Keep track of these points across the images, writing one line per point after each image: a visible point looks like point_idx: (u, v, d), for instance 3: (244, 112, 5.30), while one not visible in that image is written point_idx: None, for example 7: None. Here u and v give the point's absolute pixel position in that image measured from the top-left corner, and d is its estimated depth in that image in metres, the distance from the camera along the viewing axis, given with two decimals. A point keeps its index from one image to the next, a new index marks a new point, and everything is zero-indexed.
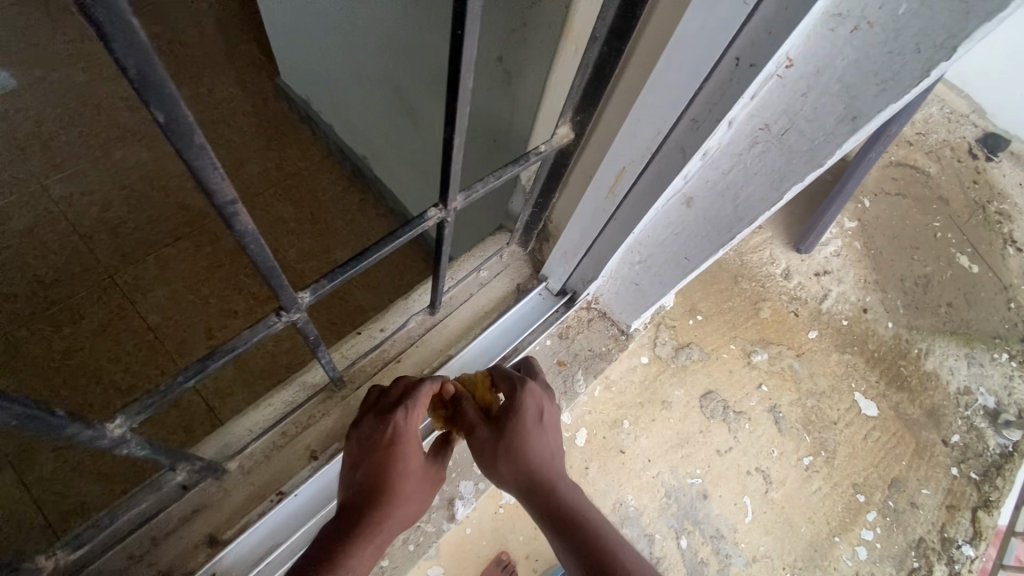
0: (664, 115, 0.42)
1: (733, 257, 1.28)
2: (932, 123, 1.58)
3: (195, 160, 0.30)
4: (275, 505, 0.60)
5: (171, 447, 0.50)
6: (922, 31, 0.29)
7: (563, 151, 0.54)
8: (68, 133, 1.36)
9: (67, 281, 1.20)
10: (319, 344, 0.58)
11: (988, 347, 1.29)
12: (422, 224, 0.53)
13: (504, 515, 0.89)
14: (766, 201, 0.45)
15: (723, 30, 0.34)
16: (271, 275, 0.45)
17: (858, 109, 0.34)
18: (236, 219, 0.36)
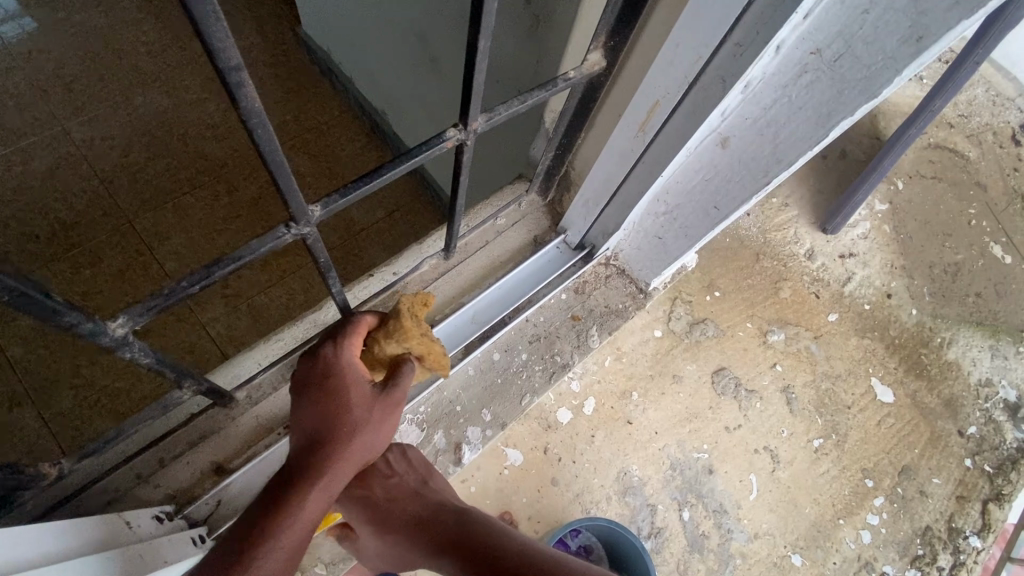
0: (707, 35, 0.39)
1: (756, 234, 1.24)
2: (976, 105, 1.50)
3: (196, 4, 0.28)
4: (281, 437, 0.61)
5: (178, 362, 0.49)
6: None
7: (593, 83, 0.51)
8: (89, 76, 1.36)
9: (88, 224, 1.21)
10: (329, 270, 0.57)
11: (1015, 340, 1.25)
12: (440, 145, 0.51)
13: (508, 477, 0.93)
14: (808, 141, 0.42)
15: None
16: (279, 175, 0.43)
17: (925, 27, 0.31)
18: (240, 91, 0.34)
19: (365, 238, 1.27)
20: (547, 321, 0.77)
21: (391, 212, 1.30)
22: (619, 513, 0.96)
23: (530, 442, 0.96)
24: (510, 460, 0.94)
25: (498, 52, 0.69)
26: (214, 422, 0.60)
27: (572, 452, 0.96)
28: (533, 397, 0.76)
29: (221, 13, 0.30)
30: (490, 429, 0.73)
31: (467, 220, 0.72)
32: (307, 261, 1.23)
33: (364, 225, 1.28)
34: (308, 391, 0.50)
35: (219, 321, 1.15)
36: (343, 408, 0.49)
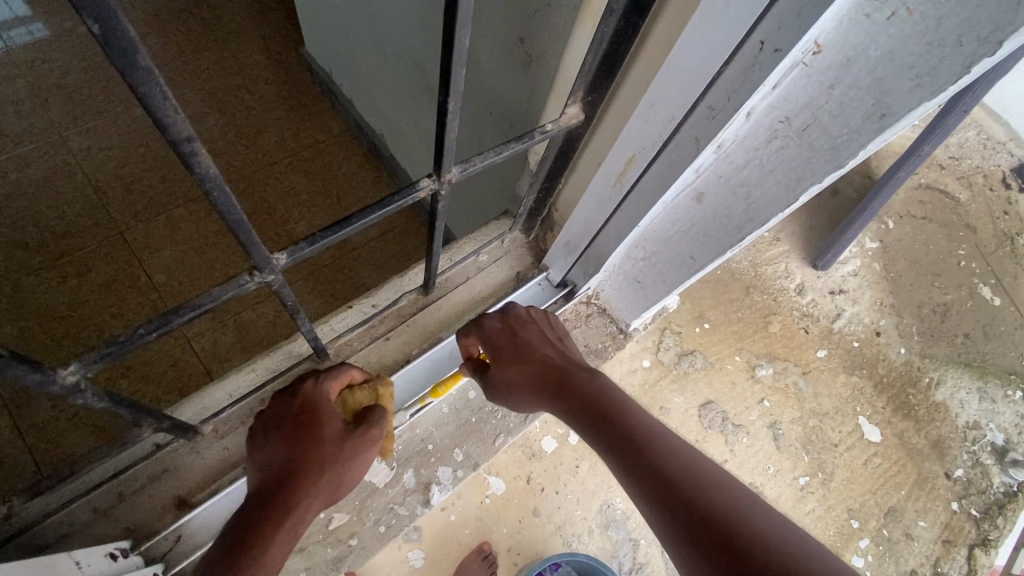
0: (679, 99, 0.40)
1: (747, 267, 1.24)
2: (967, 148, 1.52)
3: (143, 87, 0.28)
4: (247, 472, 0.60)
5: (136, 403, 0.48)
6: (965, 22, 0.27)
7: (572, 134, 0.52)
8: (91, 87, 1.37)
9: (78, 234, 1.20)
10: (299, 311, 0.56)
11: (1003, 383, 1.25)
12: (413, 194, 0.52)
13: (490, 506, 0.89)
14: (781, 201, 0.43)
15: (750, 9, 0.32)
16: (239, 228, 0.43)
17: (887, 106, 0.32)
18: (194, 161, 0.34)
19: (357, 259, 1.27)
20: None
21: (383, 232, 1.30)
22: (600, 548, 0.91)
23: (512, 470, 0.91)
24: (491, 488, 0.89)
25: (495, 87, 0.70)
26: (178, 455, 0.59)
27: (556, 482, 0.91)
28: (508, 437, 0.82)
29: (171, 94, 0.30)
30: (462, 468, 0.79)
31: (448, 254, 0.73)
32: (298, 278, 1.22)
33: (356, 245, 1.28)
34: (281, 426, 0.52)
35: (204, 337, 1.14)
36: (315, 444, 0.51)
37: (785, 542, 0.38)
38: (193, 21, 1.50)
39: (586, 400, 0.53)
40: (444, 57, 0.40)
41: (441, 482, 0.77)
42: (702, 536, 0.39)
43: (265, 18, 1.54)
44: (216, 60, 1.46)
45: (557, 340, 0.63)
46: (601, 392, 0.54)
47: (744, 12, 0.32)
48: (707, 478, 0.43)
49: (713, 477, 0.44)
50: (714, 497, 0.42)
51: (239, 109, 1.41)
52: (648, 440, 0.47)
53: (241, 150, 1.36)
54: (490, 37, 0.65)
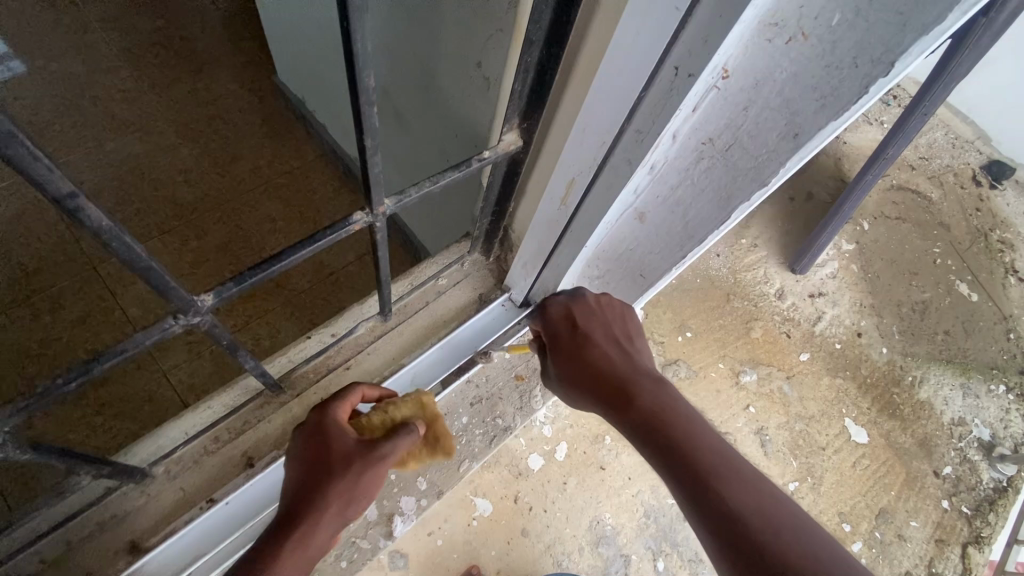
0: (607, 125, 0.40)
1: (726, 275, 1.25)
2: (936, 147, 1.55)
3: (8, 150, 0.28)
4: (203, 512, 0.60)
5: (68, 450, 0.47)
6: (859, 44, 0.28)
7: (514, 158, 0.53)
8: (63, 123, 1.36)
9: (51, 270, 1.19)
10: (239, 348, 0.56)
11: (985, 378, 1.26)
12: (347, 227, 0.53)
13: (477, 529, 0.86)
14: (714, 219, 0.44)
15: (661, 36, 0.33)
16: (148, 277, 0.42)
17: (800, 125, 0.33)
18: (81, 215, 0.34)
19: (337, 283, 1.27)
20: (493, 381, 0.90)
21: (361, 256, 1.30)
22: (591, 566, 0.89)
23: (499, 491, 0.89)
24: (478, 510, 0.87)
25: (458, 108, 0.70)
26: (127, 499, 0.58)
27: (543, 501, 0.90)
28: (473, 461, 0.85)
29: (41, 153, 0.30)
30: (425, 497, 0.83)
31: (408, 279, 0.73)
32: (276, 305, 1.21)
33: (334, 269, 1.28)
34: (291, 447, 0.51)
35: (181, 368, 1.13)
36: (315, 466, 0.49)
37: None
38: (165, 54, 1.50)
39: (654, 411, 0.49)
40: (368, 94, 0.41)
41: (403, 513, 0.80)
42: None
43: (238, 48, 1.55)
44: (190, 90, 1.47)
45: (622, 332, 0.58)
46: (670, 405, 0.49)
47: (656, 39, 0.33)
48: (787, 518, 0.41)
49: (791, 515, 0.41)
50: (796, 547, 0.39)
51: (214, 137, 1.41)
52: (723, 473, 0.43)
53: (216, 179, 1.36)
54: (450, 63, 0.67)
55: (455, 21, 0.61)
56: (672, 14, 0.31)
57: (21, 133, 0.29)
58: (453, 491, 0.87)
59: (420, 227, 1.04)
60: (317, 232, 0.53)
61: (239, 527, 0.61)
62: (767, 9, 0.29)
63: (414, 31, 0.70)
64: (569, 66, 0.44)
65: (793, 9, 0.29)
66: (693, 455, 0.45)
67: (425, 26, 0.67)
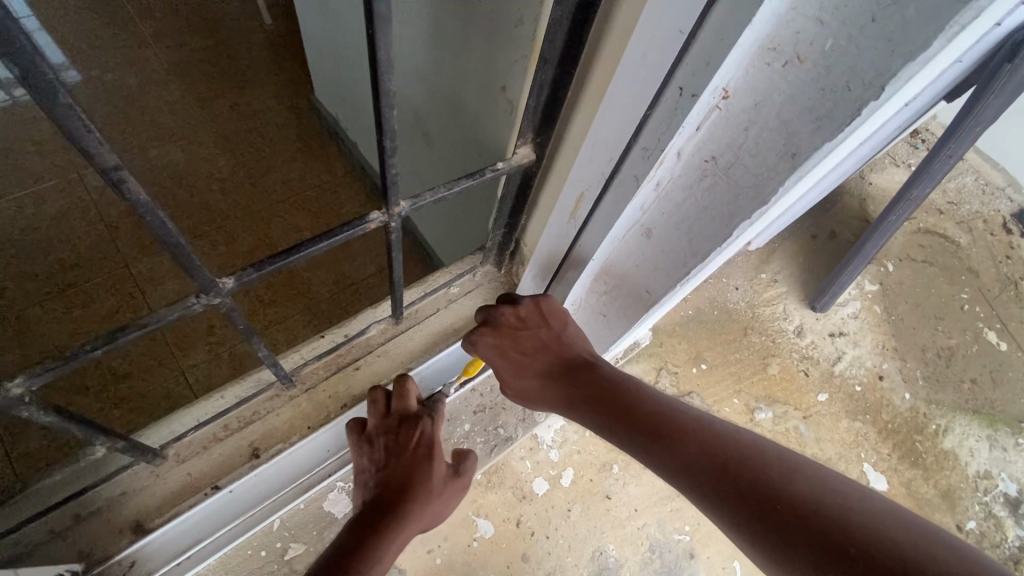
0: (615, 141, 0.43)
1: (744, 309, 1.24)
2: (965, 193, 1.53)
3: (63, 114, 0.31)
4: (206, 498, 0.62)
5: (85, 418, 0.49)
6: (852, 68, 0.28)
7: (527, 172, 0.56)
8: (113, 129, 1.45)
9: (87, 266, 1.25)
10: (254, 335, 0.58)
11: (1014, 431, 1.21)
12: (363, 225, 0.55)
13: (478, 550, 0.86)
14: (716, 238, 0.43)
15: (666, 58, 0.35)
16: (175, 252, 0.45)
17: (796, 146, 0.33)
18: (122, 185, 0.36)
19: (356, 292, 1.29)
20: (497, 393, 0.93)
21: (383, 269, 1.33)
22: None
23: (503, 513, 0.89)
24: (480, 531, 0.87)
25: (484, 129, 0.73)
26: (137, 477, 0.61)
27: (547, 526, 0.89)
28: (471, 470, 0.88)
29: (90, 120, 0.32)
30: None
31: (423, 285, 0.75)
32: (297, 310, 1.25)
33: (355, 280, 1.31)
34: (401, 445, 0.61)
35: (199, 368, 1.16)
36: (429, 472, 0.60)
37: (824, 496, 0.39)
38: (212, 70, 1.60)
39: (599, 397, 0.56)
40: (388, 100, 0.44)
41: None
42: (740, 503, 0.41)
43: (280, 67, 1.63)
44: (232, 104, 1.55)
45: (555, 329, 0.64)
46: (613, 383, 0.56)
47: (662, 60, 0.35)
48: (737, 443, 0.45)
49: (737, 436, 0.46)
50: (747, 465, 0.43)
51: (250, 150, 1.48)
52: (667, 426, 0.49)
53: (249, 189, 1.42)
54: (475, 84, 0.70)
55: (485, 47, 0.64)
56: (677, 37, 0.33)
57: (73, 99, 0.31)
58: (457, 509, 0.87)
59: (439, 240, 1.07)
60: (337, 227, 0.56)
61: (239, 515, 0.65)
62: (763, 34, 0.30)
63: (447, 55, 0.73)
64: (582, 80, 0.46)
65: (789, 34, 0.30)
66: (640, 422, 0.51)
67: (459, 51, 0.70)
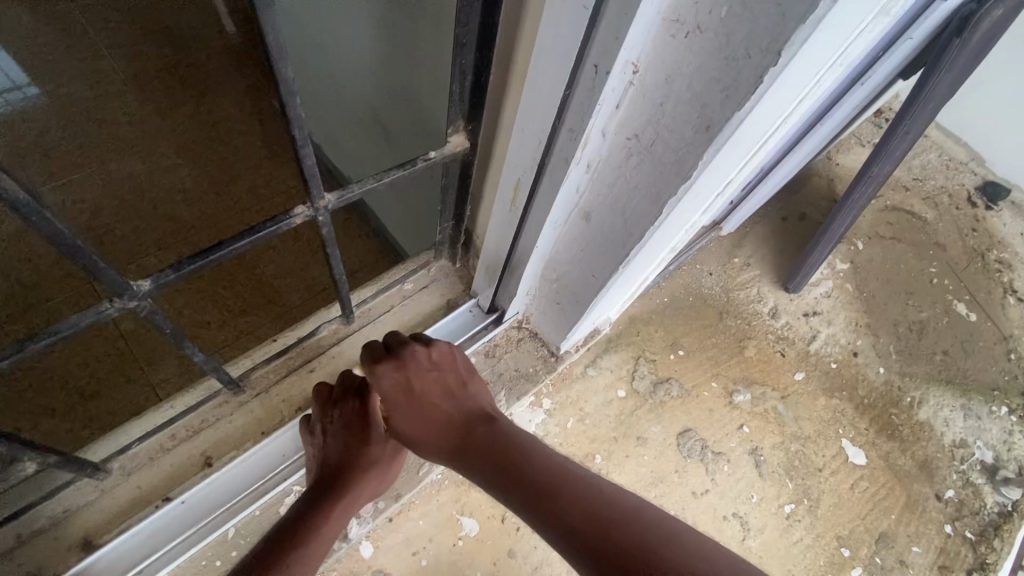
0: (542, 124, 0.42)
1: (718, 294, 1.25)
2: (930, 169, 1.56)
3: None
4: (158, 508, 0.61)
5: (16, 436, 0.48)
6: (749, 35, 0.28)
7: (464, 160, 0.57)
8: (69, 143, 1.41)
9: (43, 286, 1.21)
10: (186, 339, 0.59)
11: (987, 399, 1.24)
12: (289, 220, 0.57)
13: (462, 549, 0.85)
14: (648, 217, 0.43)
15: (575, 37, 0.35)
16: (77, 254, 0.45)
17: (710, 117, 0.33)
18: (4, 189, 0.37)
19: (327, 297, 1.28)
20: None
21: None
22: None
23: (487, 509, 0.88)
24: (464, 530, 0.86)
25: (438, 122, 0.73)
26: (82, 493, 0.61)
27: (530, 521, 0.88)
28: (435, 466, 0.87)
29: None
30: (382, 500, 0.83)
31: (375, 284, 0.76)
32: (266, 320, 1.23)
33: (325, 285, 1.29)
34: (335, 429, 0.65)
35: (168, 382, 1.13)
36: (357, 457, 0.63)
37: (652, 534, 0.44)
38: (170, 78, 1.56)
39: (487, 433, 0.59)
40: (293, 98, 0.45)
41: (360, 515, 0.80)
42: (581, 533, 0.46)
43: (241, 73, 1.61)
44: (192, 113, 1.52)
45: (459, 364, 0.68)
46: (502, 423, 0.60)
47: (572, 39, 0.35)
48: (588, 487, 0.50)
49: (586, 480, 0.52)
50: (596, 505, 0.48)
51: (214, 160, 1.46)
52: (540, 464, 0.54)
53: (214, 199, 1.40)
54: (427, 77, 0.70)
55: (434, 41, 0.64)
56: (582, 14, 0.33)
57: None
58: (438, 509, 0.87)
59: (407, 238, 1.07)
60: (258, 224, 0.57)
61: (187, 527, 0.62)
62: (663, 6, 0.30)
63: (398, 50, 0.73)
64: (506, 67, 0.46)
65: (689, 5, 0.30)
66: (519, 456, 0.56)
67: (410, 45, 0.69)
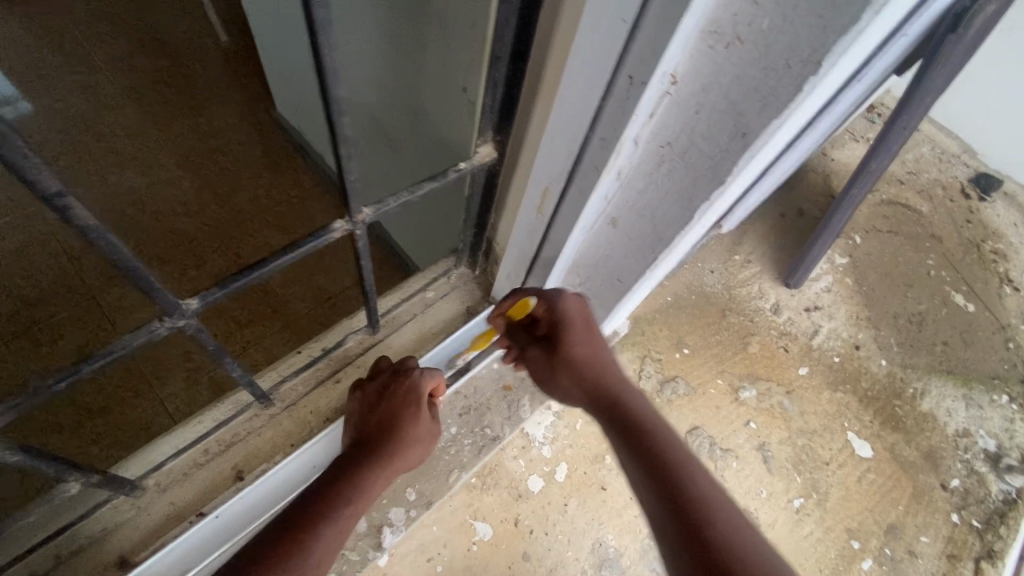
0: (574, 133, 0.43)
1: (721, 291, 1.27)
2: (923, 162, 1.58)
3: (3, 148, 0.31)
4: (191, 525, 0.61)
5: (60, 456, 0.48)
6: (790, 46, 0.29)
7: (491, 170, 0.57)
8: (68, 158, 1.41)
9: (51, 301, 1.21)
10: (226, 356, 0.57)
11: (988, 388, 1.25)
12: (328, 235, 0.55)
13: (477, 554, 0.85)
14: (679, 222, 0.44)
15: (612, 49, 0.36)
16: (135, 275, 0.44)
17: (746, 125, 0.34)
18: (70, 212, 0.36)
19: (334, 305, 1.28)
20: (485, 393, 0.93)
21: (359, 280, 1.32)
22: None
23: (499, 513, 0.89)
24: (478, 534, 0.86)
25: (447, 132, 0.73)
26: (118, 511, 0.60)
27: (544, 523, 0.89)
28: (462, 472, 0.87)
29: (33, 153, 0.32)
30: (414, 508, 0.83)
31: (396, 293, 0.76)
32: (274, 329, 1.23)
33: (332, 293, 1.30)
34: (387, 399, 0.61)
35: (178, 397, 1.13)
36: (406, 422, 0.59)
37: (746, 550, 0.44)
38: (168, 90, 1.56)
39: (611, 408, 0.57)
40: (328, 109, 0.44)
41: (392, 523, 0.81)
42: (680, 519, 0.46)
43: (239, 84, 1.60)
44: (191, 124, 1.52)
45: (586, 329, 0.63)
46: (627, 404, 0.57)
47: (609, 50, 0.36)
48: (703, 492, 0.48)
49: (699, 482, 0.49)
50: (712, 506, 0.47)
51: (214, 171, 1.45)
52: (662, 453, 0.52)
53: (215, 210, 1.40)
54: (434, 86, 0.70)
55: (443, 51, 0.64)
56: (620, 26, 0.34)
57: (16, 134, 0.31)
58: (452, 514, 0.87)
59: (414, 246, 1.07)
60: (301, 239, 0.56)
61: (223, 539, 0.63)
62: (703, 18, 0.31)
63: (406, 61, 0.73)
64: (535, 77, 0.47)
65: (728, 17, 0.31)
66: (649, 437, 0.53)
67: (418, 56, 0.70)
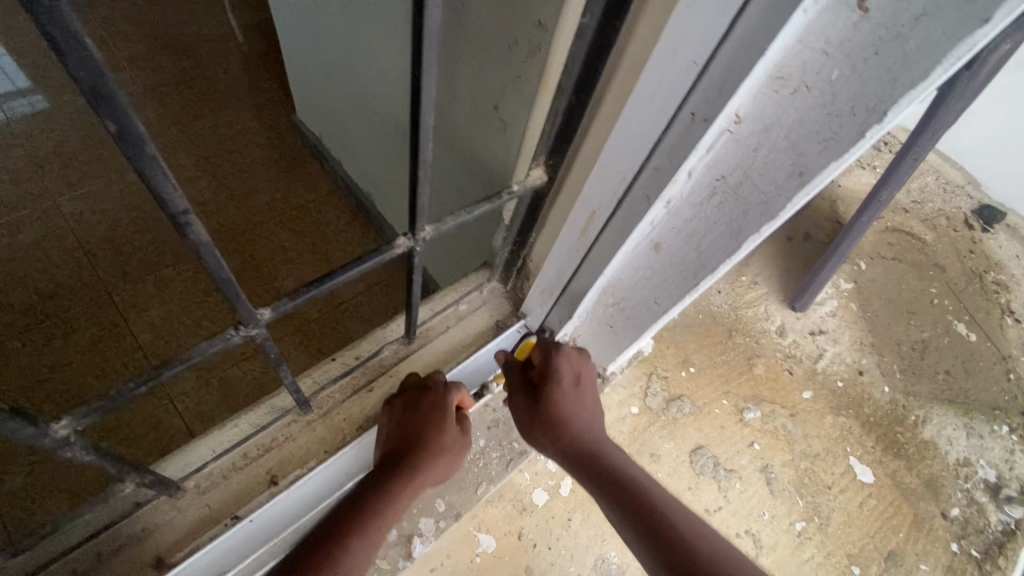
0: (630, 162, 0.45)
1: (727, 312, 1.28)
2: (928, 192, 1.61)
3: (146, 168, 0.32)
4: (227, 529, 0.62)
5: (122, 456, 0.49)
6: (857, 96, 0.32)
7: (537, 192, 0.59)
8: (88, 153, 1.42)
9: (68, 296, 1.21)
10: (282, 365, 0.58)
11: (988, 418, 1.26)
12: (390, 251, 0.56)
13: (480, 565, 0.85)
14: (727, 250, 0.46)
15: (679, 88, 0.38)
16: (226, 285, 0.45)
17: (805, 165, 0.37)
18: (188, 228, 0.37)
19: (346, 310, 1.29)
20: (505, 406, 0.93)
21: (371, 285, 1.33)
22: None
23: (503, 526, 0.89)
24: (481, 545, 0.87)
25: (474, 146, 0.73)
26: (160, 511, 0.60)
27: (547, 537, 0.89)
28: (490, 484, 0.89)
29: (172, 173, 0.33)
30: (443, 519, 0.85)
31: (429, 305, 0.77)
32: (287, 334, 1.24)
33: (344, 299, 1.30)
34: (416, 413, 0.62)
35: (187, 396, 1.13)
36: (436, 436, 0.61)
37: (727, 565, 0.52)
38: (189, 91, 1.58)
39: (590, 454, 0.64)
40: (413, 135, 0.46)
41: (423, 533, 0.83)
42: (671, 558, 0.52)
43: (259, 88, 1.63)
44: (212, 125, 1.53)
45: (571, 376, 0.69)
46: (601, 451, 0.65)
47: (675, 90, 0.38)
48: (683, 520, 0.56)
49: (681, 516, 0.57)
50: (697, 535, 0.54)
51: (232, 172, 1.47)
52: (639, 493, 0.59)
53: (231, 211, 1.41)
54: (465, 102, 0.71)
55: (475, 68, 0.66)
56: (691, 68, 0.36)
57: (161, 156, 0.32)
58: (456, 526, 0.87)
59: (433, 258, 1.08)
60: (364, 254, 0.57)
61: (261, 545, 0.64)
62: (773, 66, 0.34)
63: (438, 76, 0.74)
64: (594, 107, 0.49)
65: (797, 65, 0.33)
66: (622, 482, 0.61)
67: (451, 72, 0.71)
